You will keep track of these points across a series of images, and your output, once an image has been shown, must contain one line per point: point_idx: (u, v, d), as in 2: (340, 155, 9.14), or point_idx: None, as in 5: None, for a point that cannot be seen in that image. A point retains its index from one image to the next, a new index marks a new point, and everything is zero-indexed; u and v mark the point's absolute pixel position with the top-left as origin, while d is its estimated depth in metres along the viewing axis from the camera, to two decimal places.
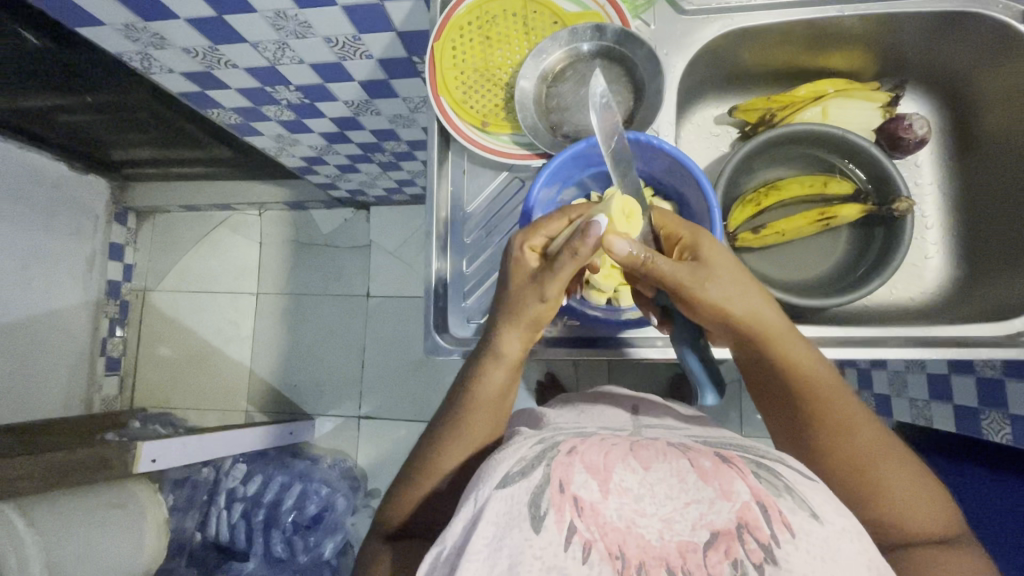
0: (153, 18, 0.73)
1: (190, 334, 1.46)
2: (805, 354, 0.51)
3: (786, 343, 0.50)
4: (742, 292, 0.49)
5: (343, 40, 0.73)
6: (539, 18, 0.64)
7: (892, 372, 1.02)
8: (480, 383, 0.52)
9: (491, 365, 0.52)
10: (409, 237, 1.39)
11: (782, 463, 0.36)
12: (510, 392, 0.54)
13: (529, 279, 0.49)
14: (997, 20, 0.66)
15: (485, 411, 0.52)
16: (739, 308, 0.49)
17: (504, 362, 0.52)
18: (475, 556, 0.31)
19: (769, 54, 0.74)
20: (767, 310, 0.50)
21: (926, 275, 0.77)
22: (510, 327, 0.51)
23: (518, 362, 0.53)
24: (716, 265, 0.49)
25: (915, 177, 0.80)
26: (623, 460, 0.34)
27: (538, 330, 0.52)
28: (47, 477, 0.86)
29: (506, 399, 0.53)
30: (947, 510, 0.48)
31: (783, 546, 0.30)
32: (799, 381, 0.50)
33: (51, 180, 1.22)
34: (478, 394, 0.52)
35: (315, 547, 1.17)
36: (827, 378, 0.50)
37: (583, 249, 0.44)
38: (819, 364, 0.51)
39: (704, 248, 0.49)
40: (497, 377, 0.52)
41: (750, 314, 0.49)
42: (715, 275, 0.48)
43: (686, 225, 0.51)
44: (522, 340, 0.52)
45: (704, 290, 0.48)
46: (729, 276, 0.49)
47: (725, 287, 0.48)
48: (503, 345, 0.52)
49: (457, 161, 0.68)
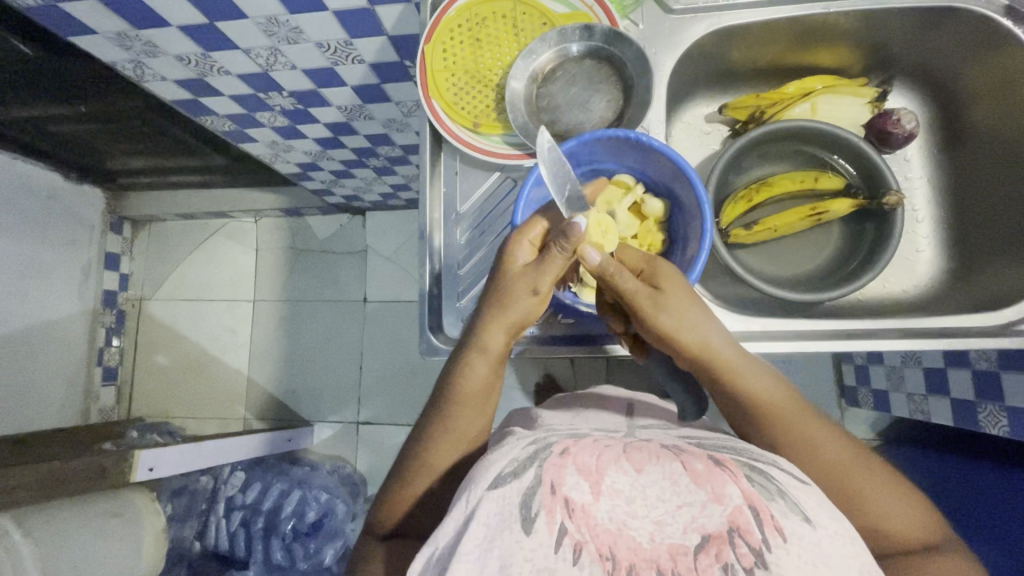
0: (145, 24, 0.72)
1: (187, 342, 1.46)
2: (766, 384, 0.51)
3: (741, 370, 0.51)
4: (697, 319, 0.51)
5: (334, 45, 0.73)
6: (528, 19, 0.64)
7: (889, 367, 1.02)
8: (467, 377, 0.52)
9: (477, 359, 0.52)
10: (406, 241, 1.39)
11: (774, 465, 0.35)
12: (496, 386, 0.53)
13: (520, 276, 0.51)
14: (979, 15, 0.66)
15: (472, 409, 0.52)
16: (693, 337, 0.51)
17: (489, 357, 0.52)
18: (466, 557, 0.31)
19: (758, 52, 0.74)
20: (724, 346, 0.51)
21: (918, 268, 0.77)
22: (496, 321, 0.51)
23: (501, 357, 0.53)
24: (672, 295, 0.51)
25: (905, 172, 0.80)
26: (616, 462, 0.33)
27: (521, 328, 0.53)
28: (44, 487, 0.83)
29: (491, 392, 0.53)
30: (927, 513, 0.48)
31: (775, 550, 0.30)
32: (760, 406, 0.51)
33: (45, 190, 1.22)
34: (466, 388, 0.52)
35: (315, 554, 1.17)
36: (786, 406, 0.51)
37: (571, 246, 0.47)
38: (776, 390, 0.51)
39: (659, 278, 0.52)
40: (482, 369, 0.52)
41: (704, 343, 0.51)
42: (668, 301, 0.50)
43: (644, 256, 0.54)
44: (506, 335, 0.52)
45: (659, 315, 0.50)
46: (685, 305, 0.51)
47: (679, 317, 0.50)
48: (488, 337, 0.52)
49: (451, 162, 0.68)
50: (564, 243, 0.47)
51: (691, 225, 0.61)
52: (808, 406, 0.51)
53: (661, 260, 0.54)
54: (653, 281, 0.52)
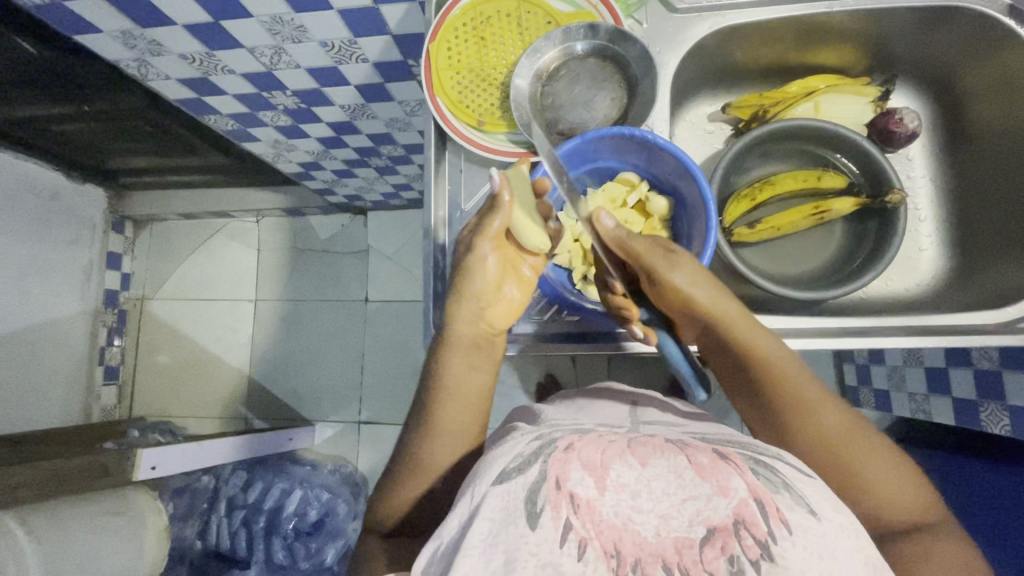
0: (150, 23, 0.73)
1: (189, 342, 1.46)
2: (779, 354, 0.52)
3: (756, 336, 0.52)
4: (710, 281, 0.52)
5: (339, 44, 0.73)
6: (533, 18, 0.64)
7: (890, 367, 1.02)
8: (445, 373, 0.54)
9: (448, 351, 0.55)
10: (408, 240, 1.39)
11: (779, 458, 0.35)
12: (476, 373, 0.55)
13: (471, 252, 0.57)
14: (981, 15, 0.66)
15: (457, 403, 0.53)
16: (709, 297, 0.51)
17: (457, 345, 0.55)
18: (471, 552, 0.31)
19: (762, 52, 0.74)
20: (738, 311, 0.52)
21: (921, 267, 0.77)
22: (458, 301, 0.56)
23: (472, 342, 0.56)
24: (684, 256, 0.53)
25: (908, 171, 0.80)
26: (621, 457, 0.33)
27: (485, 303, 0.57)
28: (47, 485, 0.83)
29: (469, 380, 0.54)
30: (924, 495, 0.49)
31: (780, 542, 0.30)
32: (774, 376, 0.51)
33: (47, 189, 1.22)
34: (447, 383, 0.54)
35: (316, 553, 1.17)
36: (799, 381, 0.50)
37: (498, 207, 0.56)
38: (789, 361, 0.52)
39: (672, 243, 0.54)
40: (456, 361, 0.55)
41: (719, 305, 0.52)
42: (682, 262, 0.52)
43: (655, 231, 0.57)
44: (470, 317, 0.56)
45: (673, 273, 0.52)
46: (697, 267, 0.52)
47: (693, 275, 0.52)
48: (453, 324, 0.56)
49: (455, 160, 0.68)
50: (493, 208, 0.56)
51: (693, 224, 0.61)
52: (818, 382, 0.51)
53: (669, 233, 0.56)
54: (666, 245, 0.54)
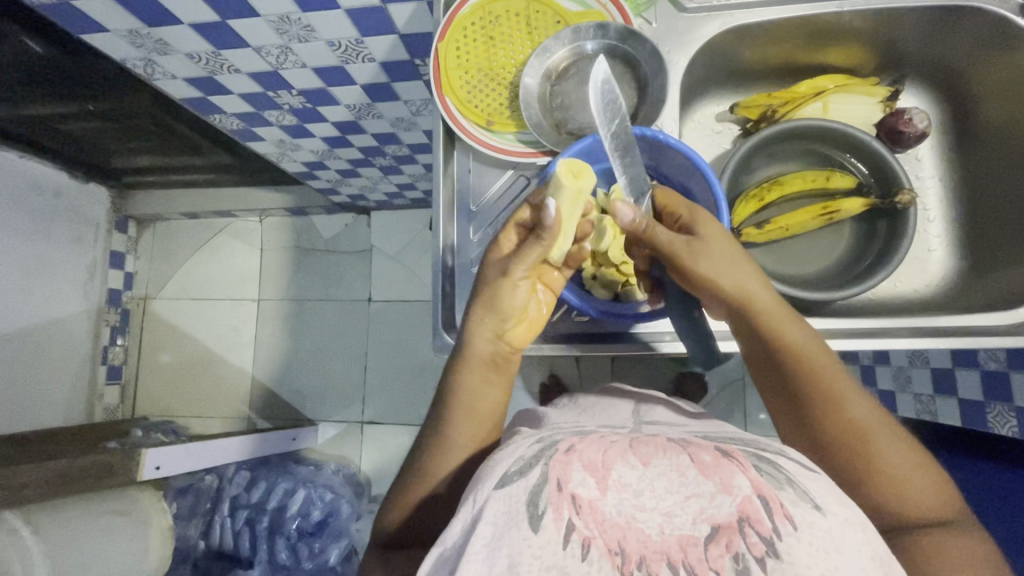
0: (156, 22, 0.73)
1: (191, 342, 1.46)
2: (804, 334, 0.52)
3: (780, 315, 0.52)
4: (735, 266, 0.52)
5: (346, 44, 0.74)
6: (542, 18, 0.64)
7: (895, 368, 1.01)
8: (459, 387, 0.52)
9: (464, 366, 0.53)
10: (411, 240, 1.40)
11: (783, 454, 0.35)
12: (489, 391, 0.53)
13: (497, 267, 0.53)
14: (994, 14, 0.66)
15: (468, 417, 0.51)
16: (731, 282, 0.52)
17: (474, 362, 0.53)
18: (474, 557, 0.31)
19: (770, 51, 0.74)
20: (762, 292, 0.52)
21: (930, 267, 0.77)
22: (478, 320, 0.53)
23: (489, 360, 0.53)
24: (710, 239, 0.53)
25: (916, 171, 0.79)
26: (622, 457, 0.33)
27: (506, 323, 0.53)
28: (53, 483, 0.84)
29: (483, 397, 0.52)
30: (943, 492, 0.48)
31: (785, 538, 0.30)
32: (797, 358, 0.51)
33: (51, 188, 1.22)
34: (460, 397, 0.52)
35: (319, 553, 1.17)
36: (823, 362, 0.51)
37: (547, 233, 0.50)
38: (813, 341, 0.52)
39: (698, 224, 0.54)
40: (472, 377, 0.53)
41: (743, 288, 0.52)
42: (707, 247, 0.52)
43: (686, 202, 0.56)
44: (491, 336, 0.53)
45: (697, 262, 0.52)
46: (722, 251, 0.52)
47: (718, 262, 0.52)
48: (470, 340, 0.53)
49: (463, 160, 0.68)
50: (542, 231, 0.51)
51: None
52: (841, 363, 0.52)
53: (700, 208, 0.55)
54: (691, 228, 0.54)
